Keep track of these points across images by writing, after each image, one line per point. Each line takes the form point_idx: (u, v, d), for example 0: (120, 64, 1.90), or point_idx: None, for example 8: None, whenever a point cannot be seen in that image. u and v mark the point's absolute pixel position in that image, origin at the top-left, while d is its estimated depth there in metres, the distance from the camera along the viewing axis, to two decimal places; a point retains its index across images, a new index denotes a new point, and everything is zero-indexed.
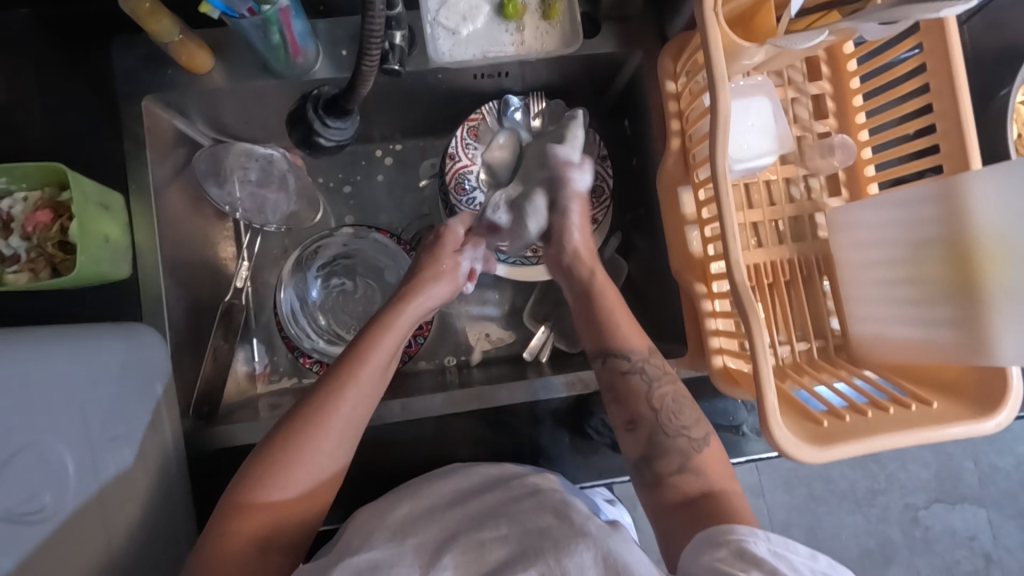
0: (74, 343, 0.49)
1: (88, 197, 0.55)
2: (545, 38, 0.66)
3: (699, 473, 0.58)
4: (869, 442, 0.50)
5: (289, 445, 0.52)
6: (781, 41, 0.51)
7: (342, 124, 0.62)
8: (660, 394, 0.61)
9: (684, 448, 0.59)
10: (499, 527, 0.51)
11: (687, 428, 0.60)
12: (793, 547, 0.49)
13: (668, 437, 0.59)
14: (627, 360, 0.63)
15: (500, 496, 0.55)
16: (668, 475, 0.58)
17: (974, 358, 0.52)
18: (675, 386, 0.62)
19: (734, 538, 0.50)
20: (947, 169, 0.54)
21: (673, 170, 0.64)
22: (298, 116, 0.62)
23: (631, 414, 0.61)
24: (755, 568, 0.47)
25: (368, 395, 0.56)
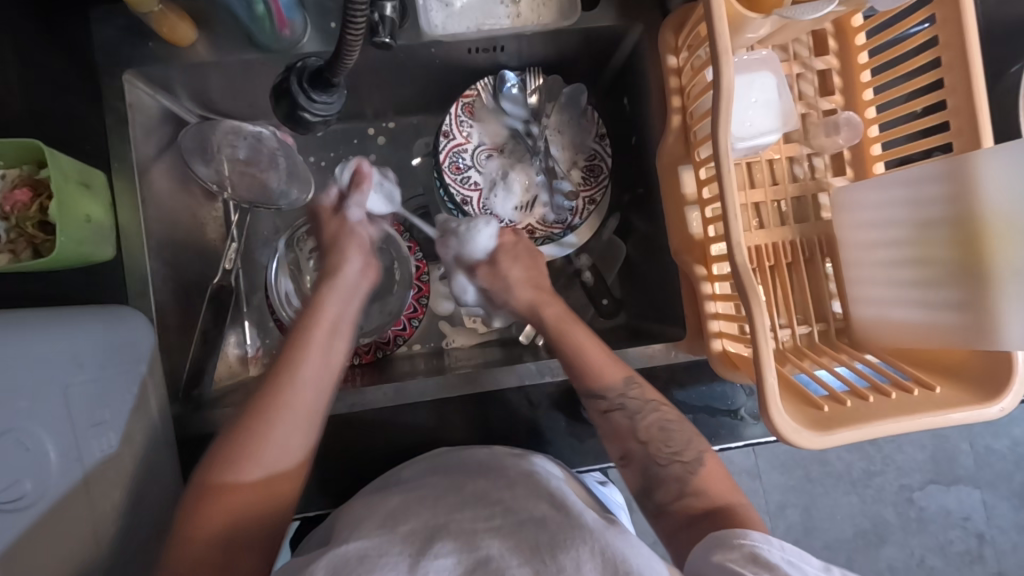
0: (56, 328, 0.48)
1: (67, 175, 0.53)
2: (542, 10, 0.64)
3: (699, 494, 0.57)
4: (871, 428, 0.49)
5: (238, 438, 0.53)
6: (788, 12, 0.49)
7: (329, 97, 0.58)
8: (645, 426, 0.60)
9: (679, 475, 0.58)
10: (492, 518, 0.51)
11: (678, 453, 0.59)
12: (809, 559, 0.47)
13: (659, 467, 0.59)
14: (604, 399, 0.61)
15: (500, 483, 0.56)
16: (670, 502, 0.58)
17: (979, 341, 0.51)
18: (657, 411, 0.61)
19: (747, 543, 0.49)
20: (958, 146, 0.52)
21: (673, 148, 0.63)
22: (282, 90, 0.59)
23: (621, 450, 0.61)
24: (765, 571, 0.46)
25: (310, 388, 0.57)
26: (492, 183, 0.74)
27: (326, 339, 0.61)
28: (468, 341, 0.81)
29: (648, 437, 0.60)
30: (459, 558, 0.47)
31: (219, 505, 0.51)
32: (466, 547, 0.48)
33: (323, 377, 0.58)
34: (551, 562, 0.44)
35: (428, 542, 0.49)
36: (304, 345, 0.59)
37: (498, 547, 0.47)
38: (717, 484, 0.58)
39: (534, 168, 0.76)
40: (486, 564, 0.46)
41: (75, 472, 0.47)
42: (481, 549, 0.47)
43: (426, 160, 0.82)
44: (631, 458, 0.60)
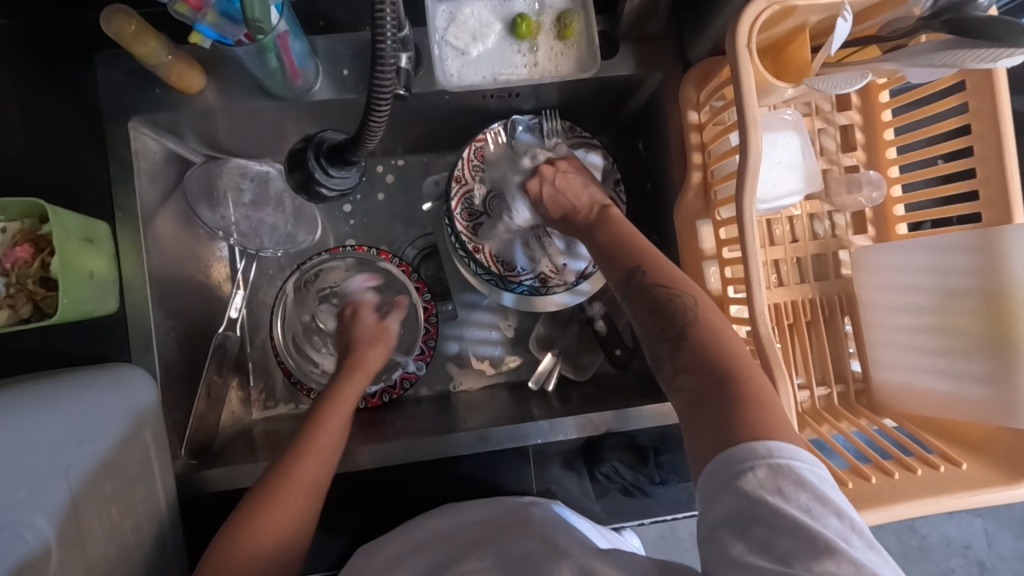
0: (54, 404, 0.47)
1: (70, 232, 0.52)
2: (560, 59, 0.61)
3: (691, 372, 0.49)
4: (899, 510, 0.47)
5: (260, 496, 0.52)
6: (817, 83, 0.47)
7: (346, 172, 0.57)
8: (648, 300, 0.55)
9: (675, 347, 0.51)
10: (484, 558, 0.50)
11: (672, 327, 0.52)
12: (803, 462, 0.41)
13: (664, 336, 0.53)
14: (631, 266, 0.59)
15: (493, 524, 0.54)
16: (672, 378, 0.51)
17: (1008, 417, 0.50)
18: (675, 296, 0.53)
19: (732, 477, 0.41)
20: (987, 218, 0.51)
21: (692, 204, 0.61)
22: (298, 158, 0.57)
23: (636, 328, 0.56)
24: (755, 526, 0.39)
25: (328, 455, 0.56)
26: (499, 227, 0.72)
27: (343, 414, 0.60)
28: (476, 384, 0.80)
29: (652, 313, 0.54)
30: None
31: (274, 520, 0.51)
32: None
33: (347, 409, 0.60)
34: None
35: None
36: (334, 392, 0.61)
37: None
38: (715, 342, 0.50)
39: None
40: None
41: None
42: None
43: (437, 206, 0.81)
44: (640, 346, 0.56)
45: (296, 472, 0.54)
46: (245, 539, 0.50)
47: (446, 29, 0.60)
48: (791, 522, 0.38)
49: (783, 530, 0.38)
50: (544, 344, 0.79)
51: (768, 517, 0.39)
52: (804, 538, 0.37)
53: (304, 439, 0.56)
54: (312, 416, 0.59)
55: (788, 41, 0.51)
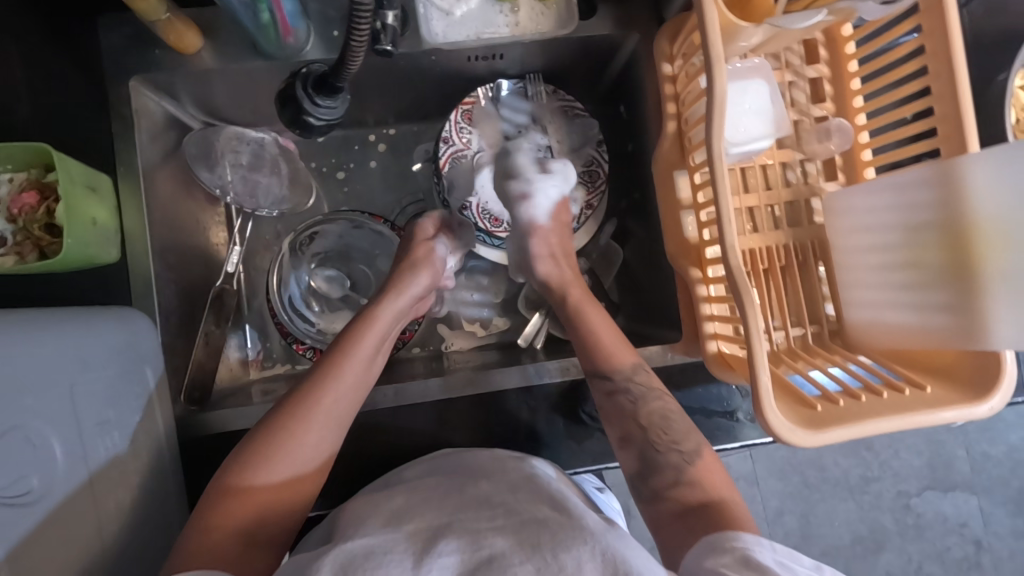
0: (65, 326, 0.49)
1: (75, 179, 0.54)
2: (541, 19, 0.65)
3: (694, 485, 0.57)
4: (862, 426, 0.50)
5: (285, 422, 0.56)
6: (779, 21, 0.51)
7: (334, 101, 0.60)
8: (646, 412, 0.61)
9: (676, 463, 0.59)
10: (495, 518, 0.51)
11: (678, 444, 0.60)
12: (799, 559, 0.48)
13: (657, 453, 0.59)
14: (611, 380, 0.62)
15: (503, 488, 0.55)
16: (666, 489, 0.58)
17: (968, 342, 0.52)
18: (662, 400, 0.62)
19: (739, 545, 0.49)
20: (945, 153, 0.54)
21: (669, 154, 0.64)
22: (288, 95, 0.60)
23: (621, 430, 0.61)
24: (758, 574, 0.46)
25: (355, 383, 0.59)
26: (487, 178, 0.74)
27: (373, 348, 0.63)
28: (467, 343, 0.82)
29: (648, 424, 0.61)
30: (463, 557, 0.47)
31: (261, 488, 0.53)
32: (470, 545, 0.48)
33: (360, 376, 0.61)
34: (553, 560, 0.45)
35: (433, 540, 0.49)
36: (351, 344, 0.62)
37: (502, 545, 0.47)
38: (712, 477, 0.58)
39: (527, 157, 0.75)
40: (490, 564, 0.46)
41: (79, 471, 0.48)
42: (485, 549, 0.47)
43: (426, 166, 0.83)
44: (632, 441, 0.61)
45: (323, 402, 0.57)
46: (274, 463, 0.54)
47: None
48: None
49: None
50: (533, 305, 0.82)
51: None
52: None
53: (318, 387, 0.58)
54: (338, 347, 0.62)
55: None
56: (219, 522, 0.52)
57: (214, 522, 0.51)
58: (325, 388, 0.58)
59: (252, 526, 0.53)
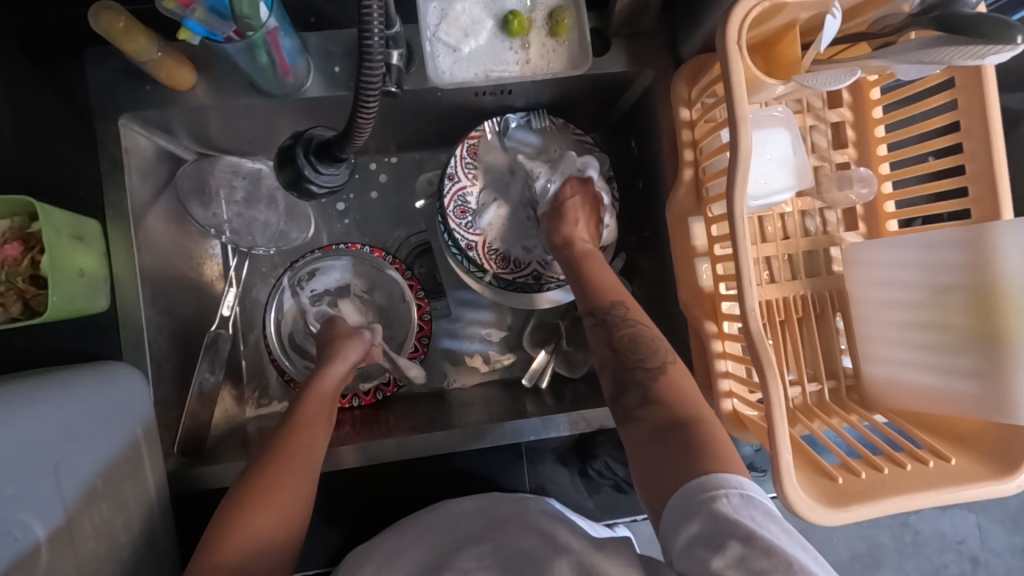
0: (49, 394, 0.47)
1: (60, 231, 0.52)
2: (552, 57, 0.62)
3: (662, 405, 0.54)
4: (887, 504, 0.48)
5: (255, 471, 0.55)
6: (806, 79, 0.48)
7: (336, 168, 0.57)
8: (619, 335, 0.60)
9: (643, 380, 0.56)
10: (482, 557, 0.50)
11: (644, 360, 0.57)
12: (771, 508, 0.44)
13: (628, 370, 0.57)
14: (594, 313, 0.63)
15: (490, 520, 0.54)
16: (635, 409, 0.55)
17: (996, 412, 0.50)
18: (636, 327, 0.60)
19: (707, 498, 0.44)
20: (976, 214, 0.52)
21: (684, 200, 0.61)
22: (287, 156, 0.57)
23: (599, 357, 0.61)
24: (731, 539, 0.41)
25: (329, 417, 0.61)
26: (484, 204, 0.72)
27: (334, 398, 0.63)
28: (470, 381, 0.80)
29: (622, 347, 0.59)
30: None
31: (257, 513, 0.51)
32: None
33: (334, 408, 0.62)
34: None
35: None
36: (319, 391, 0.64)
37: None
38: (682, 390, 0.55)
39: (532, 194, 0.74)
40: None
41: (68, 554, 0.45)
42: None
43: (429, 203, 0.81)
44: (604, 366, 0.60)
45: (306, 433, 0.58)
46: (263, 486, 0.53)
47: (438, 26, 0.60)
48: (762, 539, 0.41)
49: (763, 547, 0.40)
50: (538, 343, 0.79)
51: (742, 537, 0.41)
52: (771, 549, 0.40)
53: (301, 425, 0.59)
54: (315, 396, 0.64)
55: (779, 36, 0.51)
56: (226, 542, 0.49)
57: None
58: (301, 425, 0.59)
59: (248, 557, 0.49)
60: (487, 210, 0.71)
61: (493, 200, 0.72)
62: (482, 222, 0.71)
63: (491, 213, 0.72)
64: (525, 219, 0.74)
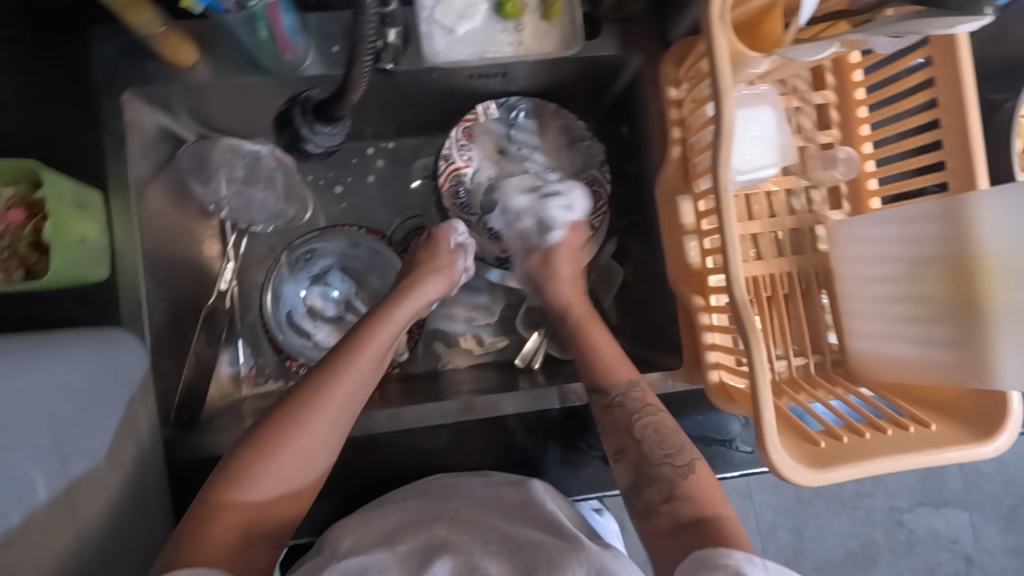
0: (48, 350, 0.48)
1: (64, 197, 0.53)
2: (545, 39, 0.64)
3: (688, 500, 0.56)
4: (865, 466, 0.49)
5: (249, 437, 0.55)
6: (789, 53, 0.50)
7: (331, 128, 0.59)
8: (642, 424, 0.61)
9: (669, 476, 0.58)
10: (489, 543, 0.52)
11: (672, 456, 0.59)
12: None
13: (652, 466, 0.59)
14: (608, 394, 0.63)
15: (492, 510, 0.56)
16: (657, 504, 0.57)
17: (973, 379, 0.51)
18: (656, 415, 0.61)
19: (729, 561, 0.48)
20: (953, 187, 0.53)
21: (672, 177, 0.63)
22: (286, 118, 0.60)
23: (616, 444, 0.61)
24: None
25: (361, 384, 0.60)
26: (475, 181, 0.75)
27: (379, 348, 0.63)
28: (465, 362, 0.81)
29: (643, 436, 0.60)
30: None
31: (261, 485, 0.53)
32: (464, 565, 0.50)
33: (365, 367, 0.61)
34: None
35: (428, 558, 0.50)
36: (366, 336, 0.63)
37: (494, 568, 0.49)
38: (707, 489, 0.57)
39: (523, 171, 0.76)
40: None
41: (61, 501, 0.47)
42: (478, 572, 0.49)
43: (425, 182, 0.82)
44: (625, 454, 0.60)
45: (327, 394, 0.58)
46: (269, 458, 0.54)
47: (434, 8, 0.62)
48: None
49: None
50: (531, 326, 0.81)
51: None
52: None
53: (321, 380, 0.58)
54: (364, 330, 0.64)
55: (761, 17, 0.53)
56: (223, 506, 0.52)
57: (234, 497, 0.52)
58: (331, 386, 0.58)
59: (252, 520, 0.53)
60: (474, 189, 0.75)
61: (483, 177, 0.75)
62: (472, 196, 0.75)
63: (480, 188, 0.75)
64: None
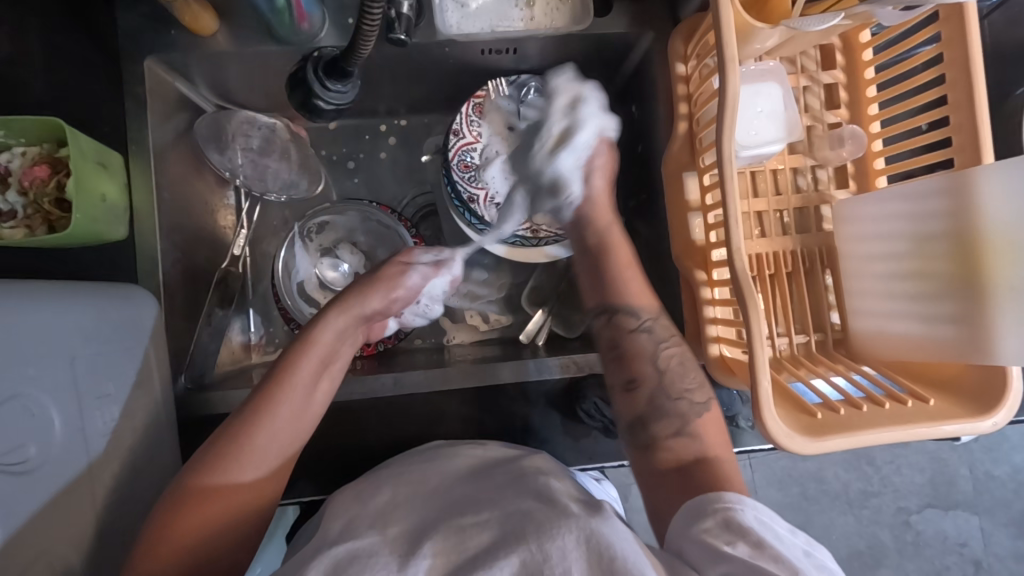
0: (64, 300, 0.50)
1: (86, 154, 0.55)
2: (556, 15, 0.66)
3: (696, 437, 0.58)
4: (860, 436, 0.49)
5: (196, 468, 0.53)
6: (795, 23, 0.50)
7: (343, 87, 0.61)
8: (667, 357, 0.62)
9: (684, 412, 0.60)
10: (480, 513, 0.51)
11: (691, 392, 0.60)
12: (777, 521, 0.49)
13: (671, 400, 0.60)
14: (635, 318, 0.64)
15: (489, 480, 0.55)
16: (667, 456, 0.59)
17: (975, 355, 0.51)
18: (682, 348, 0.63)
19: (723, 507, 0.50)
20: (958, 163, 0.53)
21: (679, 154, 0.63)
22: (298, 79, 0.61)
23: (632, 374, 0.62)
24: (740, 540, 0.47)
25: (297, 406, 0.56)
26: (487, 159, 0.73)
27: (316, 370, 0.58)
28: (470, 337, 0.81)
29: (667, 367, 0.62)
30: (445, 558, 0.47)
31: (204, 513, 0.52)
32: (454, 546, 0.48)
33: (298, 388, 0.56)
34: (539, 551, 0.45)
35: (417, 542, 0.49)
36: (295, 360, 0.58)
37: (484, 541, 0.48)
38: (722, 435, 0.59)
39: None
40: (472, 562, 0.46)
41: (77, 442, 0.49)
42: (469, 549, 0.48)
43: (434, 159, 0.83)
44: (642, 385, 0.61)
45: (264, 425, 0.54)
46: (214, 488, 0.52)
47: None
48: (772, 547, 0.46)
49: (765, 550, 0.46)
50: (537, 302, 0.82)
51: (752, 542, 0.47)
52: (778, 558, 0.46)
53: (259, 407, 0.55)
54: (298, 350, 0.59)
55: None
56: (165, 535, 0.51)
57: (192, 501, 0.51)
58: (260, 415, 0.54)
59: (198, 549, 0.52)
60: (485, 165, 0.73)
61: (495, 151, 0.74)
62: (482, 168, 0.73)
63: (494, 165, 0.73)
64: None
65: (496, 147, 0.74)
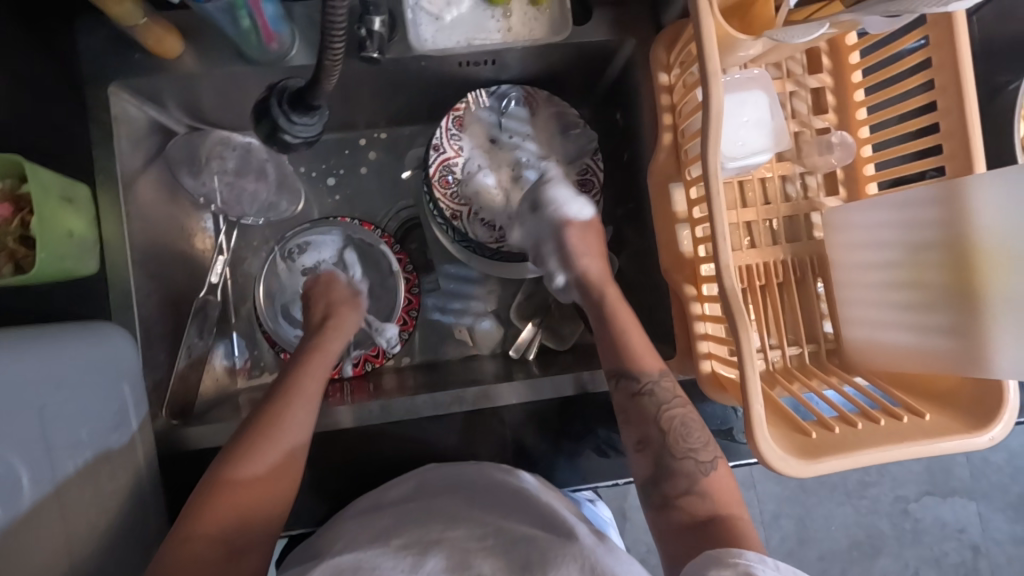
0: (31, 344, 0.48)
1: (49, 188, 0.53)
2: (534, 25, 0.64)
3: (705, 496, 0.56)
4: (857, 456, 0.48)
5: (231, 454, 0.54)
6: (779, 34, 0.48)
7: (310, 118, 0.58)
8: (669, 417, 0.59)
9: (691, 471, 0.57)
10: (485, 538, 0.49)
11: (696, 451, 0.58)
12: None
13: (676, 458, 0.58)
14: (637, 382, 0.61)
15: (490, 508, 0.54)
16: (675, 497, 0.57)
17: (972, 368, 0.50)
18: (684, 409, 0.60)
19: (740, 562, 0.47)
20: (950, 171, 0.52)
21: (664, 165, 0.62)
22: (264, 108, 0.59)
23: (639, 434, 0.59)
24: None
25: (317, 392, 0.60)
26: (468, 171, 0.73)
27: (322, 367, 0.63)
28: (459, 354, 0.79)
29: (669, 428, 0.59)
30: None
31: (232, 498, 0.52)
32: (458, 564, 0.46)
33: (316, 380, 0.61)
34: None
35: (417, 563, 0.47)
36: (305, 363, 0.63)
37: (489, 568, 0.46)
38: (729, 488, 0.57)
39: (513, 160, 0.75)
40: None
41: (50, 491, 0.48)
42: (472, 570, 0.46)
43: (417, 172, 0.81)
44: (650, 445, 0.59)
45: (289, 407, 0.58)
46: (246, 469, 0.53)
47: None
48: None
49: None
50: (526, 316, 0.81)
51: None
52: None
53: (283, 396, 0.59)
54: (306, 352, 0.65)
55: None
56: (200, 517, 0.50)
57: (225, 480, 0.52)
58: (289, 401, 0.58)
59: (226, 535, 0.51)
60: (466, 179, 0.72)
61: (477, 164, 0.73)
62: (467, 182, 0.72)
63: (476, 177, 0.72)
64: (509, 184, 0.74)
65: (478, 159, 0.73)
